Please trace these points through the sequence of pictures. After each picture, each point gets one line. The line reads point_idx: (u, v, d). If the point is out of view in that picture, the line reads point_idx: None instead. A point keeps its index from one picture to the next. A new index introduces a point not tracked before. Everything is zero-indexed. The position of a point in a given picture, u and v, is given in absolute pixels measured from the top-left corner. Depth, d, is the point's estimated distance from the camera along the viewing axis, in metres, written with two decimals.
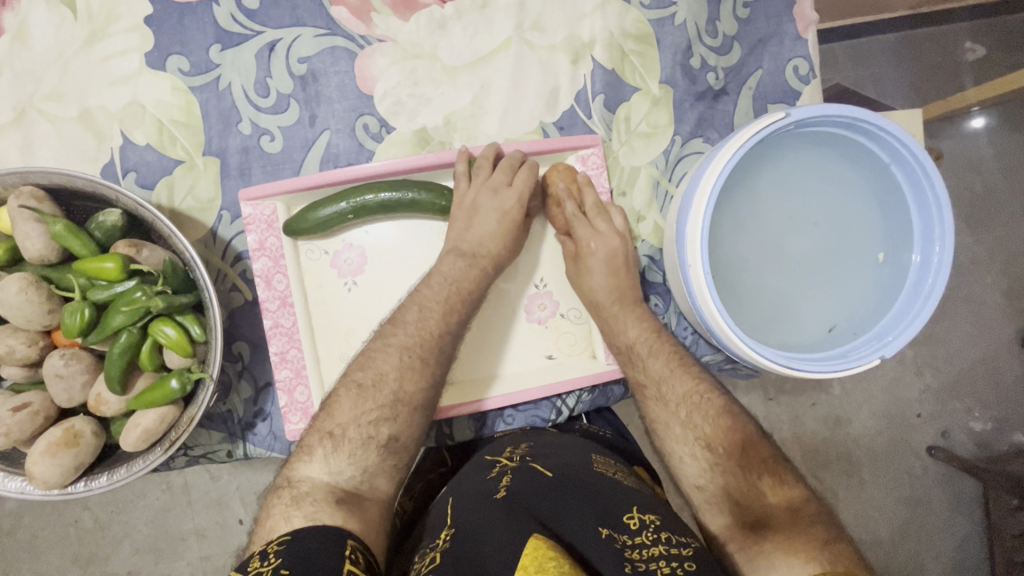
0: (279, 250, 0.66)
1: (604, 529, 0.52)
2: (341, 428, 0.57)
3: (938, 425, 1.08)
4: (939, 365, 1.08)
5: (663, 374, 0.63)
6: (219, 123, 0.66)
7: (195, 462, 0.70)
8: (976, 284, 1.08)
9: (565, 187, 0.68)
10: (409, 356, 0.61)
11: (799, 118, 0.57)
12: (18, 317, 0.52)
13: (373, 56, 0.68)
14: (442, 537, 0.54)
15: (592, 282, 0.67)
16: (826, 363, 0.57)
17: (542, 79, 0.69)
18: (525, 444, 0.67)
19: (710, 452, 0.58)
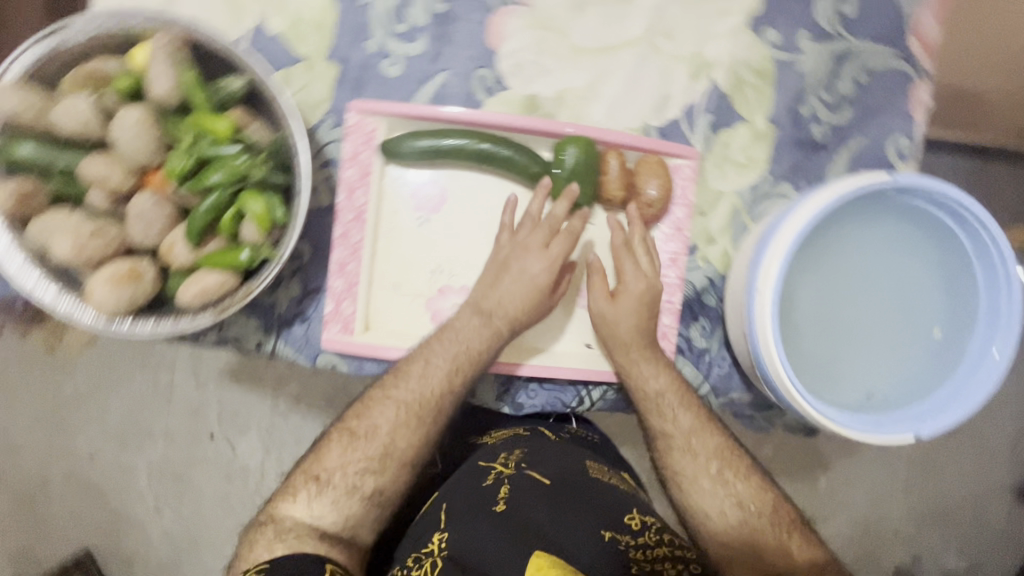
0: (368, 167, 0.67)
1: (609, 531, 0.58)
2: (327, 474, 0.61)
3: (912, 549, 1.06)
4: (934, 493, 1.06)
5: (690, 428, 0.66)
6: (350, 35, 0.68)
7: (222, 345, 0.70)
8: (995, 425, 1.06)
9: (659, 183, 0.67)
10: (406, 416, 0.63)
11: (902, 186, 0.59)
12: (126, 147, 0.54)
13: (509, 16, 0.70)
14: (435, 541, 0.57)
15: (619, 326, 0.66)
16: (862, 424, 0.58)
17: (658, 83, 0.71)
18: (520, 448, 0.67)
19: (738, 505, 0.63)
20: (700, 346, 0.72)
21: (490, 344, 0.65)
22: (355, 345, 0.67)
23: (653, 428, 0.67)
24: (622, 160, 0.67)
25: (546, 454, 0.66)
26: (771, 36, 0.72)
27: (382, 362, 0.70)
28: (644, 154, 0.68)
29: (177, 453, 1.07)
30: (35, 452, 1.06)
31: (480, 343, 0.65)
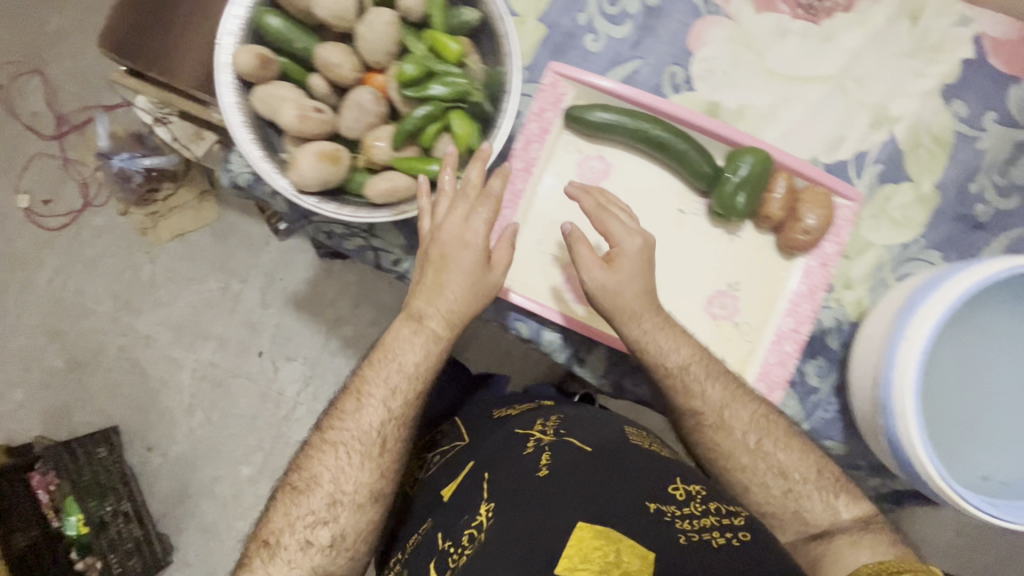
0: (549, 126, 0.71)
1: (654, 503, 0.58)
2: (275, 537, 0.62)
3: None
4: None
5: (726, 401, 0.68)
6: (565, 4, 0.72)
7: (362, 253, 0.74)
8: None
9: (821, 213, 0.68)
10: (355, 459, 0.64)
11: None
12: (365, 44, 0.59)
13: (714, 25, 0.73)
14: (482, 511, 0.61)
15: (618, 290, 0.65)
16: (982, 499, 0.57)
17: (837, 123, 0.73)
18: (551, 421, 0.71)
19: (780, 474, 0.67)
20: (812, 385, 0.72)
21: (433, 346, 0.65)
22: None
23: (682, 407, 0.69)
24: (790, 183, 0.69)
25: (584, 426, 0.70)
26: (958, 107, 0.73)
27: (504, 310, 0.73)
28: (810, 184, 0.69)
29: None
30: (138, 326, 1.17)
31: (418, 354, 0.64)
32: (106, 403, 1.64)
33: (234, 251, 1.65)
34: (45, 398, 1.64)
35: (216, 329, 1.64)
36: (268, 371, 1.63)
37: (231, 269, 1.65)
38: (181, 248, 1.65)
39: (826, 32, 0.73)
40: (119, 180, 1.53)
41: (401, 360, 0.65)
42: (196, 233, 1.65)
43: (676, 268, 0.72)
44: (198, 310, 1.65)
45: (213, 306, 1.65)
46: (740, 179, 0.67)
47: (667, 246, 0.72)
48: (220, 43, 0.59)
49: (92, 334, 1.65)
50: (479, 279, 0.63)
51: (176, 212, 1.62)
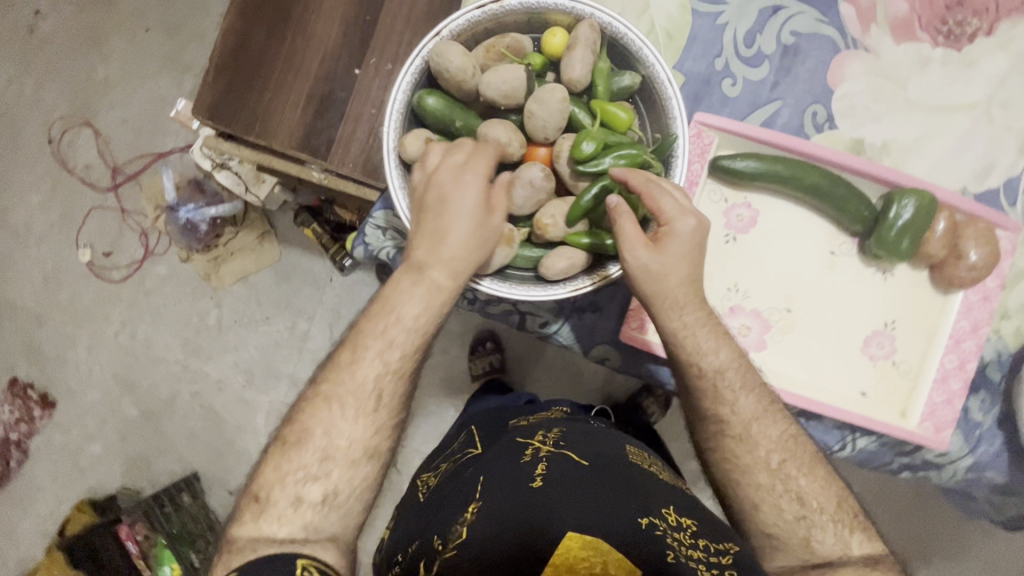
0: (695, 178, 0.70)
1: (643, 519, 0.58)
2: (267, 492, 0.58)
3: None
4: None
5: (757, 414, 0.64)
6: (700, 50, 0.71)
7: (508, 317, 0.74)
8: None
9: (985, 249, 0.67)
10: (354, 416, 0.60)
11: None
12: (532, 120, 0.59)
13: (853, 59, 0.71)
14: (468, 512, 0.60)
15: (662, 274, 0.59)
16: None
17: (985, 151, 0.71)
18: (557, 431, 0.71)
19: (797, 501, 0.61)
20: (975, 419, 0.71)
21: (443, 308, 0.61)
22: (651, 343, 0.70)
23: (707, 412, 0.65)
24: (950, 220, 0.67)
25: (583, 439, 0.69)
26: None
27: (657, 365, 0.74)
28: (967, 219, 0.68)
29: None
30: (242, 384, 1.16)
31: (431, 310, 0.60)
32: (184, 450, 1.58)
33: (298, 290, 1.59)
34: (120, 451, 1.59)
35: (286, 370, 1.59)
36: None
37: (298, 308, 1.59)
38: (244, 290, 1.59)
39: (967, 58, 0.71)
40: (186, 230, 1.53)
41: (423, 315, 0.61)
42: (259, 274, 1.59)
43: (831, 311, 0.71)
44: (267, 352, 1.59)
45: (282, 346, 1.59)
46: (903, 222, 0.66)
47: (820, 291, 0.71)
48: (385, 135, 0.58)
49: (164, 383, 1.59)
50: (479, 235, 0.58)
51: (237, 255, 1.57)
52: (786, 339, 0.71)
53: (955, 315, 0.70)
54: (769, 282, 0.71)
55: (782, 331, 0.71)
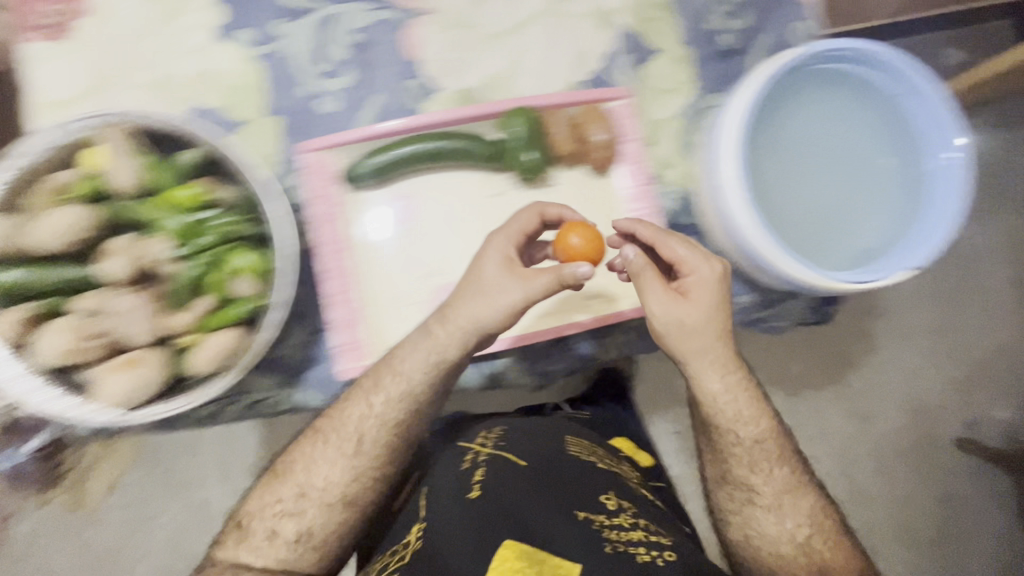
0: (334, 198, 0.69)
1: (581, 512, 0.64)
2: (247, 520, 0.67)
3: (967, 419, 1.20)
4: (972, 356, 1.21)
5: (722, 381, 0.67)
6: (279, 87, 0.71)
7: (247, 415, 0.71)
8: (994, 269, 1.21)
9: (604, 128, 0.71)
10: (331, 454, 0.67)
11: (817, 50, 0.65)
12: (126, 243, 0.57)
13: (420, 26, 0.74)
14: (415, 530, 0.66)
15: (691, 315, 0.63)
16: (854, 276, 0.63)
17: (573, 44, 0.76)
18: (499, 430, 0.78)
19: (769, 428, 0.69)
20: None
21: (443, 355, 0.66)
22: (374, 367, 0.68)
23: (733, 452, 0.69)
24: (565, 117, 0.71)
25: (521, 437, 0.75)
26: None
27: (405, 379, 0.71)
28: (585, 107, 0.72)
29: None
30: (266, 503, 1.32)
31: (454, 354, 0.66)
32: None
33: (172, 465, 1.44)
34: None
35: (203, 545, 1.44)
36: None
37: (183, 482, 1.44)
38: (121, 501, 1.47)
39: None
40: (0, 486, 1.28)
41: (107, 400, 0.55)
42: (127, 474, 1.44)
43: None
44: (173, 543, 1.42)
45: (184, 529, 1.41)
46: (520, 146, 0.69)
47: None
48: None
49: None
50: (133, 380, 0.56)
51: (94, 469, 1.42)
52: None
53: (621, 192, 0.74)
54: (457, 251, 0.72)
55: None
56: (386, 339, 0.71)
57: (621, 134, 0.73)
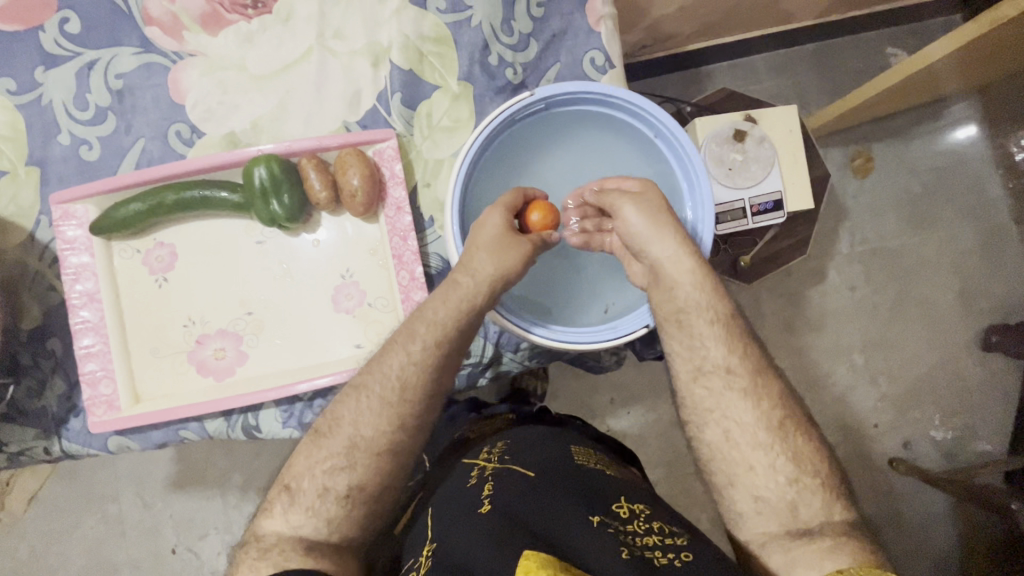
0: (89, 246, 0.70)
1: (596, 516, 0.60)
2: (296, 482, 0.60)
3: (901, 438, 1.39)
4: (894, 372, 1.41)
5: (778, 402, 0.61)
6: (42, 136, 0.71)
7: (17, 463, 0.71)
8: (932, 290, 1.44)
9: (359, 172, 0.68)
10: (375, 406, 0.61)
11: (547, 97, 0.63)
12: None
13: (184, 70, 0.73)
14: (425, 552, 0.63)
15: (720, 304, 0.63)
16: (585, 336, 0.67)
17: (344, 82, 0.74)
18: (502, 443, 0.74)
19: (791, 462, 0.59)
20: None
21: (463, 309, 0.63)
22: (122, 420, 0.68)
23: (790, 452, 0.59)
24: (318, 163, 0.69)
25: (527, 445, 0.72)
26: (435, 3, 0.74)
27: (165, 427, 0.71)
28: (343, 150, 0.70)
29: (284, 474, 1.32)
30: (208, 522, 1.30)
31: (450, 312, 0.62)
32: None
33: (93, 474, 1.30)
34: None
35: (121, 555, 1.29)
36: (194, 562, 1.30)
37: (101, 493, 1.30)
38: None
39: (283, 14, 0.73)
40: None
41: None
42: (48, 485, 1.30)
43: (286, 292, 0.72)
44: (93, 552, 1.29)
45: (103, 539, 1.29)
46: (265, 192, 0.67)
47: (264, 281, 0.72)
48: None
49: None
50: None
51: (15, 480, 1.27)
52: (263, 339, 0.71)
53: (387, 237, 0.71)
54: (216, 300, 0.71)
55: (255, 334, 0.71)
56: (144, 388, 0.71)
57: (386, 178, 0.71)
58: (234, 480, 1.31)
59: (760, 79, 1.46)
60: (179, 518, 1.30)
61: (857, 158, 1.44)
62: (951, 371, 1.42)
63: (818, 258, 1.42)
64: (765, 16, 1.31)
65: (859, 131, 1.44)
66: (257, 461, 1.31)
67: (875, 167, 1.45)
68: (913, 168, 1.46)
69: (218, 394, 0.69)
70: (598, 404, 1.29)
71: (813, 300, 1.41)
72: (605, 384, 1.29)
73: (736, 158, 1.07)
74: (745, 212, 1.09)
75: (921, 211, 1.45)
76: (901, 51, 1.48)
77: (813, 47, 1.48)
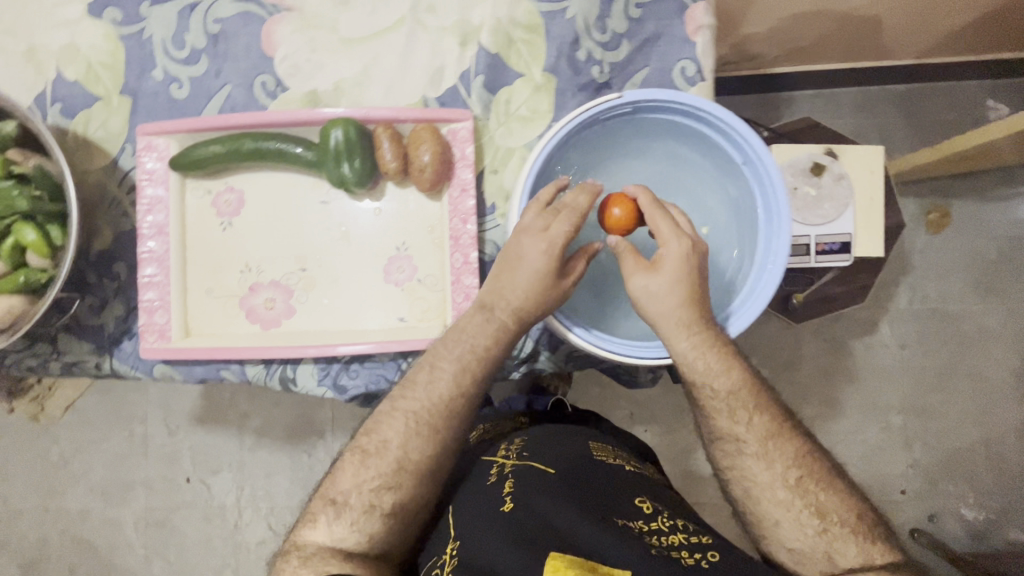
0: (164, 181, 0.72)
1: (621, 518, 0.60)
2: (342, 496, 0.61)
3: (926, 509, 1.32)
4: (930, 440, 1.34)
5: (794, 461, 0.60)
6: (138, 68, 0.74)
7: (69, 373, 0.75)
8: (990, 364, 1.35)
9: (431, 148, 0.68)
10: (419, 429, 0.61)
11: (634, 101, 0.61)
12: None
13: (278, 23, 0.74)
14: (448, 550, 0.62)
15: (716, 379, 0.61)
16: (633, 351, 0.65)
17: (429, 56, 0.74)
18: (521, 439, 0.73)
19: (818, 515, 0.58)
20: None
21: (496, 339, 0.63)
22: (170, 350, 0.70)
23: (790, 479, 0.59)
24: (394, 134, 0.69)
25: (546, 443, 0.71)
26: None
27: (208, 364, 0.73)
28: (423, 125, 0.70)
29: (300, 425, 1.35)
30: (221, 458, 1.35)
31: (484, 340, 0.62)
32: None
33: (126, 394, 1.36)
34: None
35: (139, 475, 1.35)
36: (204, 494, 1.35)
37: (130, 413, 1.36)
38: None
39: None
40: None
41: None
42: (85, 397, 1.36)
43: (341, 255, 0.73)
44: (115, 467, 1.36)
45: (126, 456, 1.36)
46: (338, 154, 0.67)
47: (322, 242, 0.73)
48: None
49: None
50: None
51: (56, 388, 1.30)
52: (311, 297, 0.73)
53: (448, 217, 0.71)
54: (273, 251, 0.73)
55: (305, 290, 0.73)
56: (195, 325, 0.73)
57: (456, 158, 0.71)
58: (253, 426, 1.35)
59: (842, 114, 1.40)
60: (197, 451, 1.35)
61: (935, 209, 1.36)
62: (994, 450, 1.34)
63: (874, 309, 1.36)
64: (864, 48, 1.24)
65: (940, 184, 1.36)
66: (278, 409, 1.35)
67: (950, 223, 1.36)
68: (992, 232, 1.37)
69: (260, 343, 0.71)
70: (619, 417, 1.27)
71: (863, 351, 1.35)
72: (627, 398, 1.26)
73: (809, 193, 1.02)
74: (807, 249, 1.03)
75: (990, 278, 1.36)
76: (1002, 105, 1.39)
77: (904, 87, 1.39)
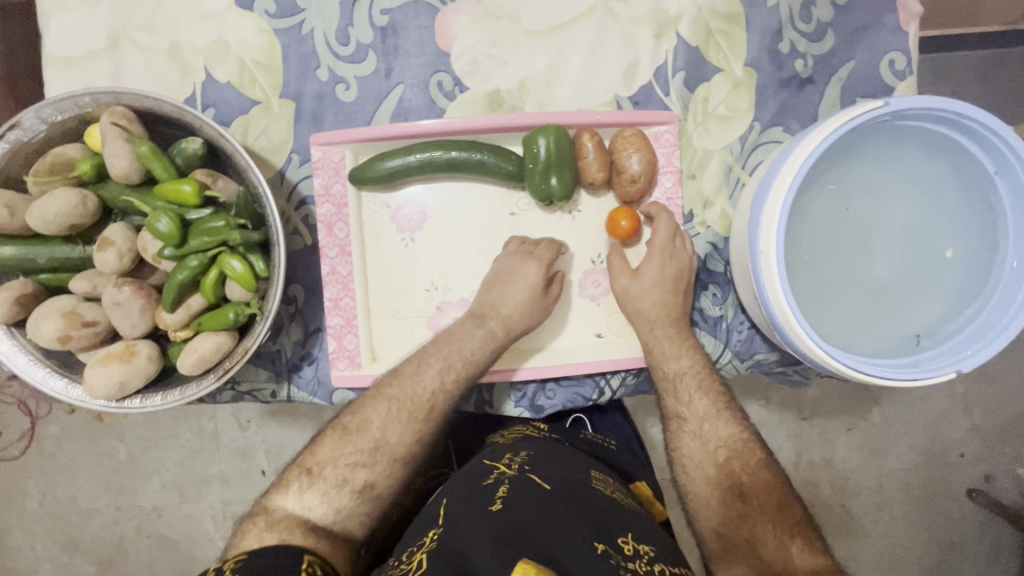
0: (343, 198, 0.66)
1: (600, 545, 0.48)
2: (319, 467, 0.57)
3: (981, 469, 1.10)
4: (989, 405, 1.10)
5: (725, 442, 0.61)
6: (299, 67, 0.67)
7: (240, 400, 0.71)
8: None
9: (641, 155, 0.63)
10: (402, 414, 0.59)
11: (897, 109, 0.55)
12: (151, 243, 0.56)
13: (454, 13, 0.67)
14: (429, 537, 0.51)
15: (668, 361, 0.64)
16: (901, 372, 0.54)
17: (621, 50, 0.68)
18: (524, 452, 0.61)
19: (740, 496, 0.58)
20: (714, 315, 0.70)
21: (483, 345, 0.63)
22: (363, 377, 0.66)
23: (721, 458, 0.60)
24: (597, 138, 0.64)
25: (552, 462, 0.60)
26: None
27: None
28: (624, 129, 0.65)
29: None
30: None
31: (473, 345, 0.63)
32: None
33: None
34: None
35: None
36: None
37: None
38: None
39: None
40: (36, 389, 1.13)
41: (93, 386, 0.54)
42: None
43: None
44: None
45: None
46: (548, 166, 0.63)
47: None
48: None
49: None
50: (130, 370, 0.55)
51: None
52: None
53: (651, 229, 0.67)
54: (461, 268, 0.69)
55: None
56: (380, 349, 0.69)
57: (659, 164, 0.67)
58: None
59: None
60: None
61: None
62: None
63: None
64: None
65: None
66: None
67: None
68: None
69: None
70: None
71: None
72: None
73: None
74: None
75: None
76: None
77: None
